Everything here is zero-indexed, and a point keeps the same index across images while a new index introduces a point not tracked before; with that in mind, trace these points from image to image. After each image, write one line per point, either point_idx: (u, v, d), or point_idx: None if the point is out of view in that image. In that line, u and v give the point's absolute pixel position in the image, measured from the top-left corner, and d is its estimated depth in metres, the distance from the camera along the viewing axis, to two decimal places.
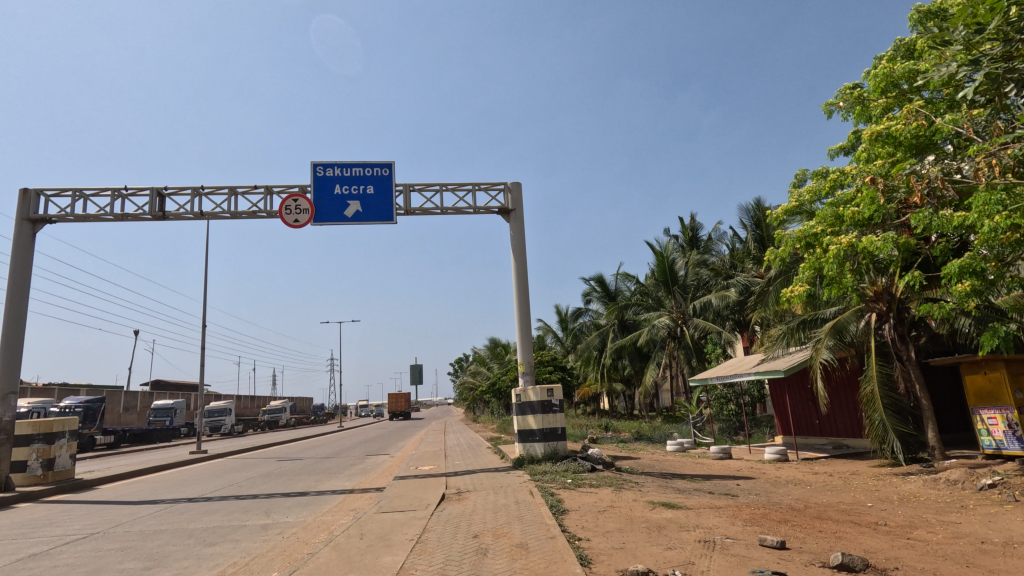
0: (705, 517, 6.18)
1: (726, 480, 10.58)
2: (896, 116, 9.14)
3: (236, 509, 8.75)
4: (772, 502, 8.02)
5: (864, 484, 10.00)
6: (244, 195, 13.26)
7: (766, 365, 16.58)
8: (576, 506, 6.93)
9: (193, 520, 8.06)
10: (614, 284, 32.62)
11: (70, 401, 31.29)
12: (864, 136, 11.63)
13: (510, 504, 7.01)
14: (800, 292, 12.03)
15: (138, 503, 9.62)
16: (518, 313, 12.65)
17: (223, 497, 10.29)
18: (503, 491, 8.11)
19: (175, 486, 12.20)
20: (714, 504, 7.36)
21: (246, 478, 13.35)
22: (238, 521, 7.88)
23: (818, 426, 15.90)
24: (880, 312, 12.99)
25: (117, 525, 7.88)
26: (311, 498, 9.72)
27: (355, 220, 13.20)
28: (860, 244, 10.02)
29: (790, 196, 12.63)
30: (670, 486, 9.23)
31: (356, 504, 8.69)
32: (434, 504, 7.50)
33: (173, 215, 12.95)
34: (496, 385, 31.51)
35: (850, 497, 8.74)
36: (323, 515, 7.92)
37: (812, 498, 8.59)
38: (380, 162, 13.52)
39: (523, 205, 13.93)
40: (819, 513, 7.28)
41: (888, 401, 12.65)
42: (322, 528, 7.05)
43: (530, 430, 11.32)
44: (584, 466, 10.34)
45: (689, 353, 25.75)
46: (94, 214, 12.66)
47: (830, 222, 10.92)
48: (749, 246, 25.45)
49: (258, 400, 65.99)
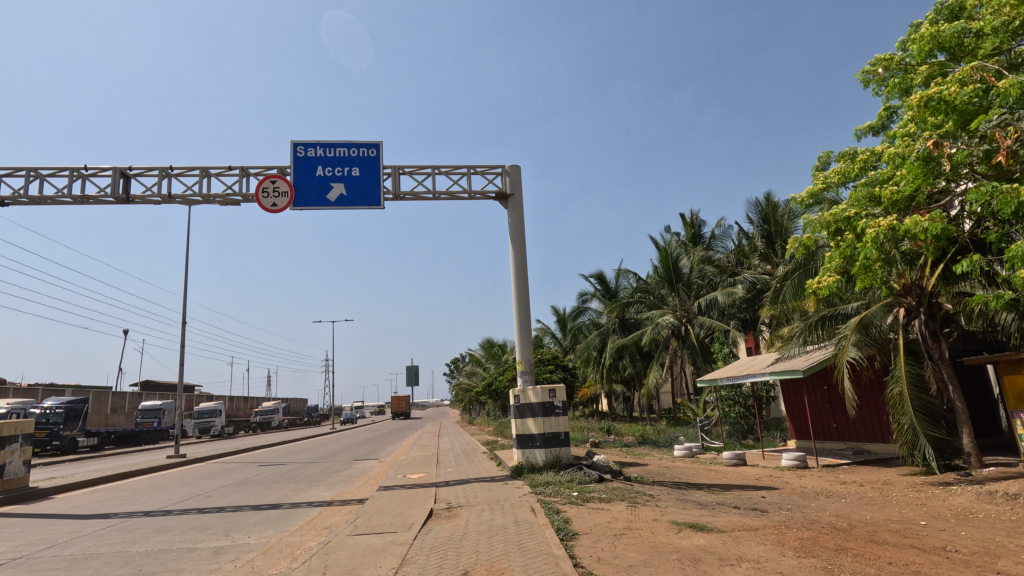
0: (747, 545, 5.10)
1: (748, 491, 9.47)
2: (948, 80, 8.06)
3: (192, 527, 7.61)
4: (811, 521, 6.92)
5: (905, 496, 8.90)
6: (217, 176, 12.19)
7: (781, 364, 15.46)
8: (587, 528, 5.80)
9: (139, 541, 6.92)
10: (614, 282, 31.54)
11: (52, 402, 30.06)
12: (899, 113, 10.63)
13: (508, 527, 5.89)
14: (829, 282, 10.86)
15: (85, 518, 8.47)
16: (517, 307, 11.53)
17: (185, 510, 9.14)
18: (500, 507, 6.97)
19: (139, 496, 11.03)
20: (748, 524, 6.26)
21: (219, 486, 12.18)
22: (190, 543, 6.76)
23: (836, 430, 14.95)
24: (908, 308, 12.00)
25: (47, 548, 6.73)
26: (283, 512, 8.60)
27: (339, 204, 12.09)
28: (901, 226, 8.89)
29: (814, 180, 11.56)
30: (690, 499, 8.13)
31: (331, 520, 7.57)
32: (419, 523, 6.39)
33: (138, 198, 11.83)
34: (493, 385, 30.27)
35: (897, 513, 7.65)
36: (290, 535, 6.79)
37: (854, 515, 7.49)
38: (366, 142, 12.39)
39: (522, 189, 12.83)
40: (870, 536, 6.20)
41: (919, 403, 11.56)
42: (285, 554, 5.95)
43: (530, 435, 10.22)
44: (591, 475, 9.23)
45: (695, 353, 24.92)
46: (51, 196, 11.57)
47: (863, 204, 9.81)
48: (758, 242, 24.20)
49: (250, 401, 64.62)
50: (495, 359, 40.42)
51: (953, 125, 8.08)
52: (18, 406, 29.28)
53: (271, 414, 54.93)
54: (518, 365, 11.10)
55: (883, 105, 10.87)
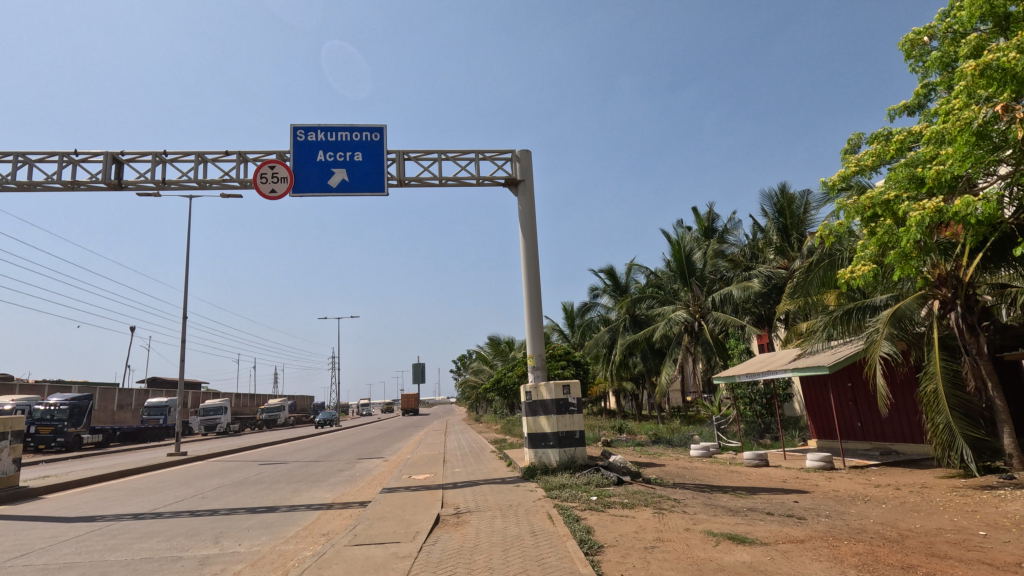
0: (799, 563, 4.47)
1: (778, 495, 8.81)
2: (1005, 46, 7.33)
3: (181, 533, 7.05)
4: (856, 530, 6.28)
5: (951, 501, 8.21)
6: (214, 162, 11.63)
7: (804, 361, 14.74)
8: (613, 540, 5.18)
9: (121, 548, 6.37)
10: (625, 278, 30.77)
11: (56, 399, 29.70)
12: (937, 91, 9.94)
13: (524, 537, 5.28)
14: (864, 271, 10.10)
15: (68, 522, 7.94)
16: (529, 299, 10.90)
17: (176, 513, 8.61)
18: (514, 514, 6.37)
19: (131, 497, 10.48)
20: (790, 535, 5.63)
21: (216, 486, 11.62)
22: (175, 552, 6.20)
23: (861, 430, 14.33)
24: (944, 299, 11.27)
25: (22, 555, 6.20)
26: (279, 516, 8.03)
27: (341, 190, 11.50)
28: (948, 208, 8.15)
29: (844, 163, 10.83)
30: (718, 504, 7.49)
31: (330, 526, 7.00)
32: (425, 532, 5.78)
33: (131, 184, 11.30)
34: (500, 382, 29.57)
35: (950, 521, 6.97)
36: (283, 543, 6.23)
37: (902, 523, 6.83)
38: (369, 125, 11.80)
39: (533, 174, 12.19)
40: (927, 549, 5.57)
41: (956, 401, 10.84)
42: (278, 566, 5.38)
43: (543, 433, 9.62)
44: (608, 477, 8.59)
45: (709, 350, 24.24)
46: (40, 182, 11.07)
47: (905, 186, 9.03)
48: (773, 235, 23.40)
49: (256, 399, 64.27)
50: (503, 357, 39.82)
51: (1010, 95, 7.37)
52: (21, 403, 28.90)
53: (277, 412, 54.44)
54: (528, 361, 10.52)
55: (921, 82, 10.18)
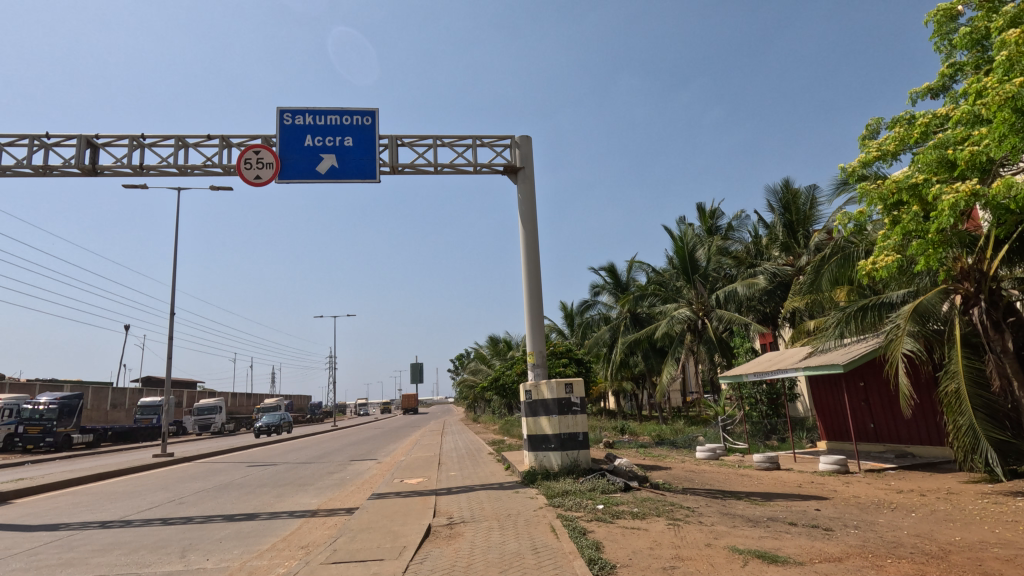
0: None
1: (797, 502, 8.16)
2: None
3: (146, 545, 6.39)
4: (891, 543, 5.67)
5: (985, 510, 7.58)
6: (196, 146, 10.98)
7: (815, 359, 14.13)
8: (627, 558, 4.54)
9: (75, 564, 5.71)
10: (626, 275, 30.16)
11: (47, 398, 29.01)
12: (965, 71, 9.30)
13: (525, 555, 4.62)
14: (886, 261, 9.43)
15: (26, 531, 7.27)
16: (530, 292, 10.28)
17: (148, 520, 7.96)
18: (513, 526, 5.73)
19: (104, 502, 9.82)
20: (825, 552, 4.99)
21: (197, 491, 10.98)
22: (136, 567, 5.55)
23: (874, 431, 13.83)
24: (967, 294, 10.66)
25: None
26: (258, 525, 7.38)
27: (329, 176, 10.85)
28: (985, 191, 7.51)
29: (863, 149, 10.20)
30: (735, 514, 6.88)
31: (310, 538, 6.36)
32: (413, 547, 5.15)
33: (106, 169, 10.64)
34: (499, 381, 28.79)
35: (991, 533, 6.34)
36: (256, 558, 5.60)
37: (940, 535, 6.22)
38: (360, 109, 11.16)
39: (533, 162, 11.54)
40: (978, 567, 4.94)
41: (979, 401, 10.25)
42: None
43: (544, 435, 8.98)
44: (614, 483, 7.95)
45: (712, 349, 23.58)
46: (9, 166, 10.41)
47: (935, 169, 8.38)
48: (778, 231, 22.75)
49: (252, 399, 63.39)
50: (501, 356, 39.13)
51: None
52: (11, 403, 28.17)
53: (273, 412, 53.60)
54: (529, 358, 9.87)
55: (947, 62, 9.55)
